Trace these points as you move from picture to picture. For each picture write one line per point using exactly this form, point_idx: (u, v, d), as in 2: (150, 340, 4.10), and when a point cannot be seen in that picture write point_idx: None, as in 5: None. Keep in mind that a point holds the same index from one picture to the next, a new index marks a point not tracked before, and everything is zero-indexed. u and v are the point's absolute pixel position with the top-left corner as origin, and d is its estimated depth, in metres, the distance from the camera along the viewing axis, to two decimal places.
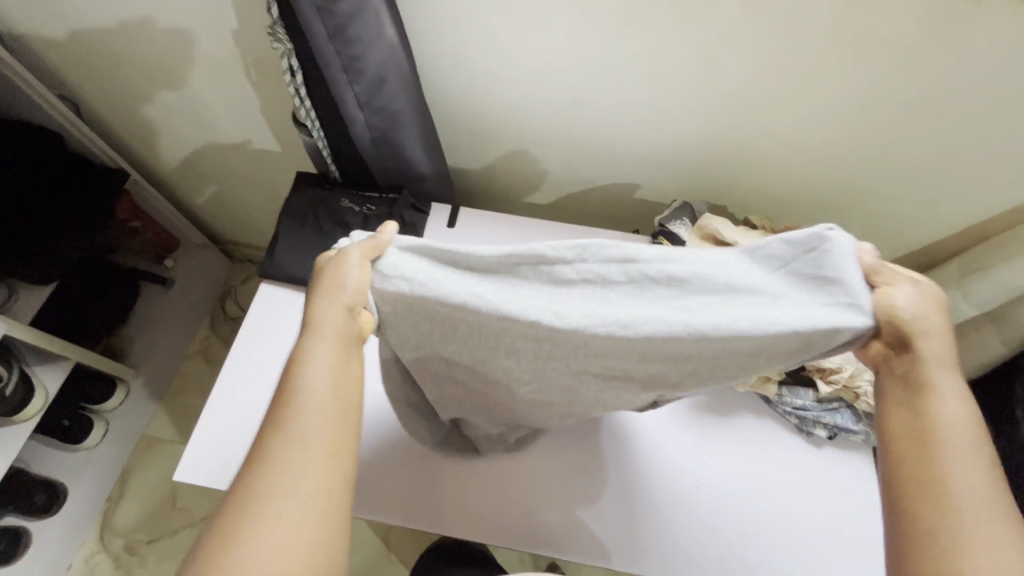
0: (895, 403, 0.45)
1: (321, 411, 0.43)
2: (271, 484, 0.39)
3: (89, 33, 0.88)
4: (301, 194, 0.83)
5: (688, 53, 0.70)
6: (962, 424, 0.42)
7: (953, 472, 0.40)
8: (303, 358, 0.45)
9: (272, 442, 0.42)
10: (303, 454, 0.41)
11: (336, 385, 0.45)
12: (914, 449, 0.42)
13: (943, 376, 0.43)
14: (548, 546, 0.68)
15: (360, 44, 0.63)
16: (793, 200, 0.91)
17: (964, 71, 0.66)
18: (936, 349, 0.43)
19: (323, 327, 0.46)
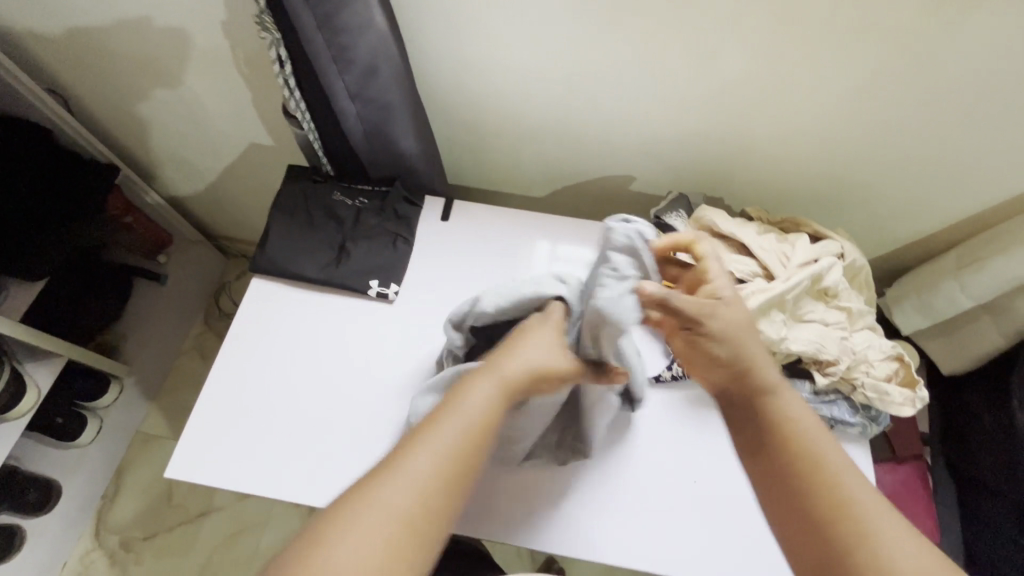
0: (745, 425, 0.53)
1: (456, 444, 0.46)
2: (385, 493, 0.43)
3: (76, 26, 0.86)
4: (292, 187, 0.81)
5: (684, 43, 0.69)
6: (801, 424, 0.50)
7: (817, 477, 0.47)
8: (467, 386, 0.50)
9: (413, 445, 0.46)
10: (422, 477, 0.44)
11: (477, 433, 0.47)
12: (775, 473, 0.49)
13: (775, 388, 0.53)
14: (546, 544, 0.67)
15: (349, 33, 0.62)
16: (790, 193, 0.90)
17: (962, 61, 0.65)
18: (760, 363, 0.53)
19: (501, 372, 0.51)
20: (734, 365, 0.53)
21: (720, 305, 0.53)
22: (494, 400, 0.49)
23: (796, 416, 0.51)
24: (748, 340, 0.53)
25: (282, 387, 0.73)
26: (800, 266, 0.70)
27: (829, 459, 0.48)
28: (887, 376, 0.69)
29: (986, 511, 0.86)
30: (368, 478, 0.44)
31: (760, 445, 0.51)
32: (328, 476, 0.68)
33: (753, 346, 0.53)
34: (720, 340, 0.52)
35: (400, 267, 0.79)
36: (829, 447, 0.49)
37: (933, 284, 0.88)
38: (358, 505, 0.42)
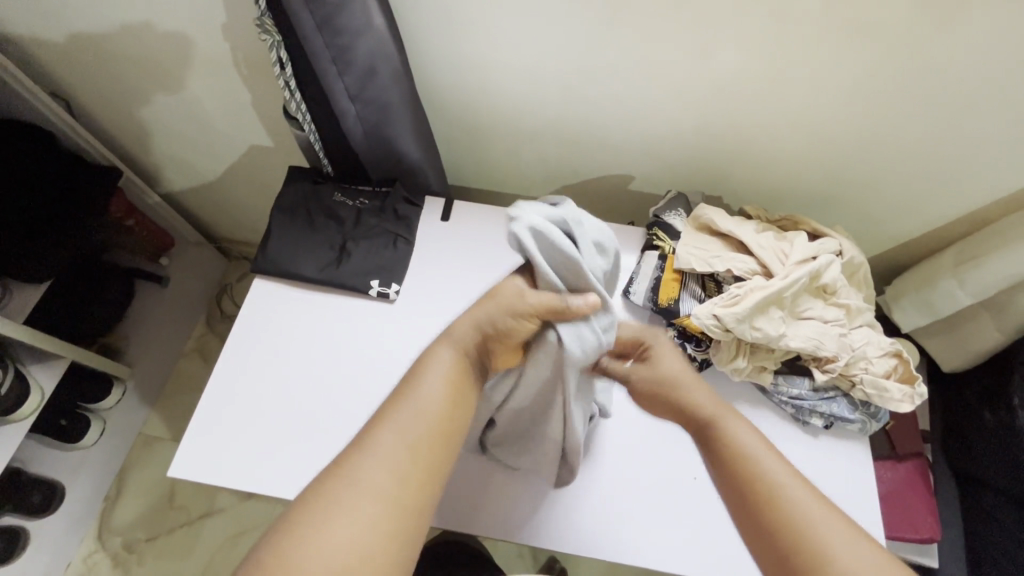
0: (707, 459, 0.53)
1: (428, 413, 0.47)
2: (362, 475, 0.42)
3: (79, 33, 0.87)
4: (294, 188, 0.82)
5: (682, 44, 0.69)
6: (753, 448, 0.50)
7: (758, 497, 0.47)
8: (427, 357, 0.51)
9: (380, 426, 0.46)
10: (397, 454, 0.44)
11: (448, 400, 0.48)
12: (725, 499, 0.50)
13: (718, 418, 0.53)
14: (546, 542, 0.67)
15: (348, 35, 0.63)
16: (789, 190, 0.90)
17: (957, 60, 0.66)
18: (697, 402, 0.55)
19: (455, 335, 0.52)
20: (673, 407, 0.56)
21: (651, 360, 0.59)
22: (455, 366, 0.51)
23: (739, 440, 0.51)
24: (675, 386, 0.56)
25: (284, 388, 0.73)
26: (799, 263, 0.70)
27: (773, 477, 0.48)
28: (886, 372, 0.69)
29: (988, 508, 0.86)
30: (340, 464, 0.43)
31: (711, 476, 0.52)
32: None
33: (690, 387, 0.56)
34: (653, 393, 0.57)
35: (400, 267, 0.79)
36: (771, 465, 0.48)
37: (931, 281, 0.89)
38: (335, 490, 0.42)
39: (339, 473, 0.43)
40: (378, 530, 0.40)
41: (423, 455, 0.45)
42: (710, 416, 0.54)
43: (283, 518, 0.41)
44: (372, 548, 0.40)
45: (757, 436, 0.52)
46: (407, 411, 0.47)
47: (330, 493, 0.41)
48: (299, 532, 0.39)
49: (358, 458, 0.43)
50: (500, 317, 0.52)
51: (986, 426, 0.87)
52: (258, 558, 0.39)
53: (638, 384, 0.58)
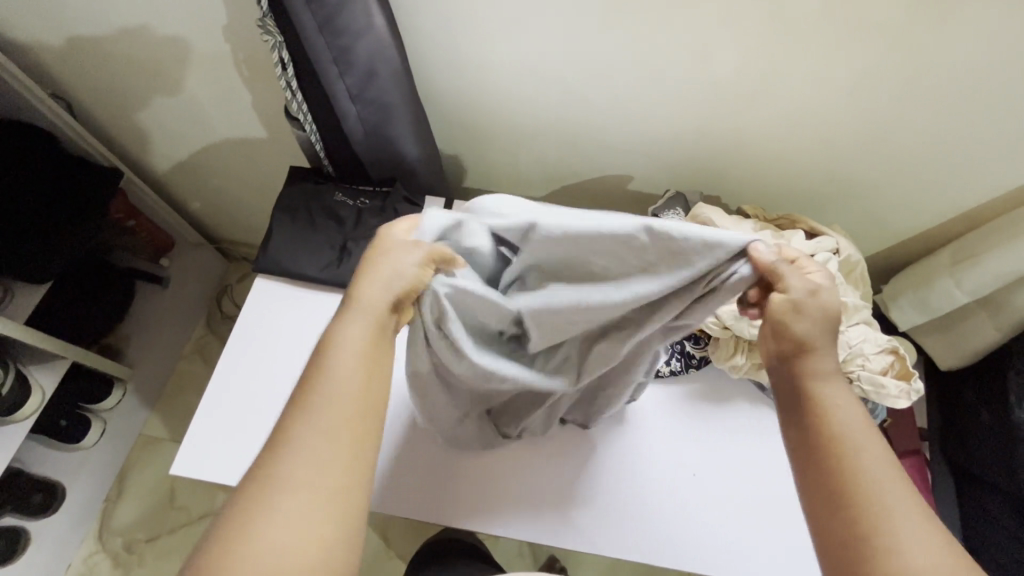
0: (793, 414, 0.49)
1: (346, 392, 0.45)
2: (286, 473, 0.42)
3: (81, 36, 0.88)
4: (295, 188, 0.82)
5: (678, 46, 0.70)
6: (856, 423, 0.46)
7: (845, 471, 0.45)
8: (336, 331, 0.48)
9: (295, 419, 0.44)
10: (319, 445, 0.43)
11: (363, 370, 0.46)
12: (810, 457, 0.47)
13: (829, 382, 0.48)
14: (545, 536, 0.68)
15: (349, 36, 0.64)
16: (786, 190, 0.91)
17: (950, 61, 0.67)
18: (819, 352, 0.48)
19: (364, 304, 0.48)
20: (794, 347, 0.49)
21: (820, 290, 0.48)
22: (370, 333, 0.48)
23: (843, 410, 0.47)
24: (820, 329, 0.48)
25: (287, 386, 0.74)
26: None
27: (866, 456, 0.45)
28: (883, 369, 0.69)
29: (986, 505, 0.87)
30: (263, 467, 0.42)
31: (798, 428, 0.48)
32: None
33: (828, 336, 0.49)
34: (799, 325, 0.48)
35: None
36: (872, 444, 0.45)
37: (928, 279, 0.89)
38: (260, 495, 0.41)
39: (262, 476, 0.42)
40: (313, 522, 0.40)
41: (346, 437, 0.44)
42: (819, 374, 0.48)
43: (217, 520, 0.41)
44: (309, 540, 0.40)
45: (861, 409, 0.48)
46: (322, 395, 0.45)
47: (257, 498, 0.41)
48: (232, 543, 0.39)
49: (278, 456, 0.42)
50: (399, 270, 0.48)
51: (983, 424, 0.87)
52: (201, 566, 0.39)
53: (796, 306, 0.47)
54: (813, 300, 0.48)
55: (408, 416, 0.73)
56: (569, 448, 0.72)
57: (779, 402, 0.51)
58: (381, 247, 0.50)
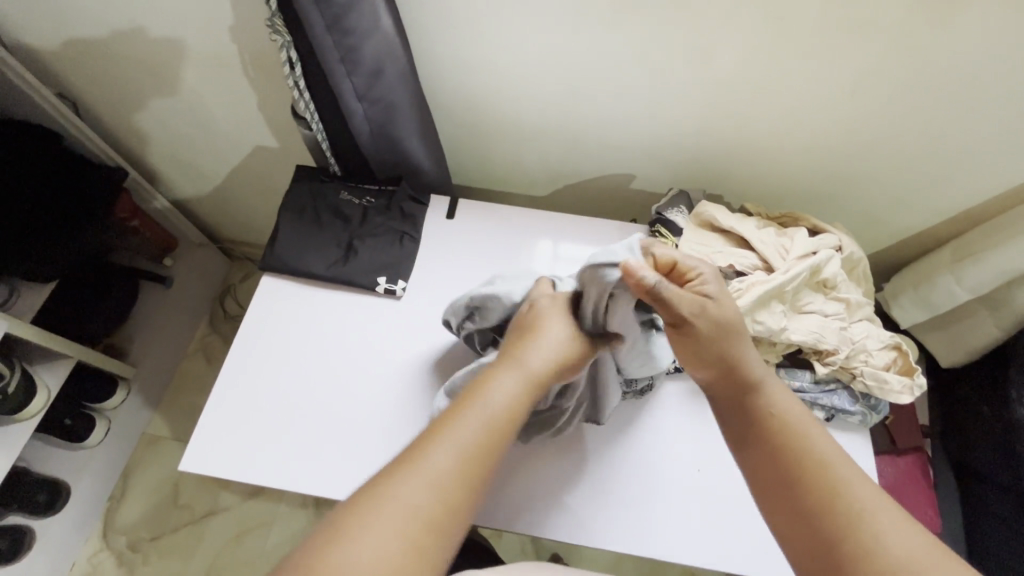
0: (740, 421, 0.52)
1: (480, 434, 0.47)
2: (400, 491, 0.42)
3: (87, 36, 0.88)
4: (301, 186, 0.83)
5: (682, 45, 0.71)
6: (798, 419, 0.50)
7: (801, 469, 0.47)
8: (489, 381, 0.51)
9: (425, 445, 0.45)
10: (443, 475, 0.44)
11: (505, 422, 0.49)
12: (767, 462, 0.49)
13: (762, 385, 0.52)
14: (552, 532, 0.68)
15: (357, 35, 0.64)
16: (789, 188, 0.91)
17: (952, 59, 0.67)
18: (739, 362, 0.53)
19: (523, 364, 0.53)
20: (716, 362, 0.53)
21: (711, 303, 0.52)
22: (517, 393, 0.51)
23: (784, 410, 0.51)
24: (729, 338, 0.53)
25: (293, 383, 0.74)
26: (799, 258, 0.71)
27: (818, 451, 0.48)
28: (886, 365, 0.70)
29: (986, 501, 0.88)
30: (394, 470, 0.43)
31: (748, 436, 0.51)
32: (340, 468, 0.69)
33: (743, 344, 0.53)
34: (708, 339, 0.52)
35: (405, 265, 0.80)
36: (817, 438, 0.49)
37: (930, 277, 0.90)
38: (374, 500, 0.41)
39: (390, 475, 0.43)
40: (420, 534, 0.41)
41: (475, 476, 0.45)
42: (753, 380, 0.52)
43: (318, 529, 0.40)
44: (408, 552, 0.40)
45: (797, 405, 0.52)
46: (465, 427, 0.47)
47: (379, 494, 0.42)
48: (348, 531, 0.39)
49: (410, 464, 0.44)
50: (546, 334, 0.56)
51: (985, 420, 0.88)
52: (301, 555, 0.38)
53: (693, 323, 0.52)
54: (705, 315, 0.52)
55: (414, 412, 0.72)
56: (575, 446, 0.72)
57: (724, 413, 0.54)
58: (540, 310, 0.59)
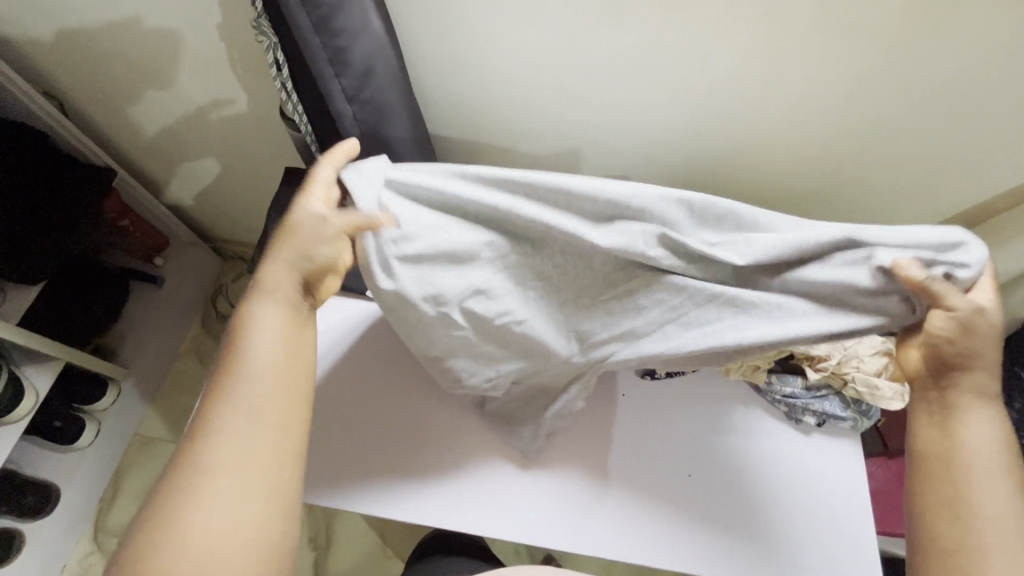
0: (928, 420, 0.56)
1: (263, 375, 0.51)
2: (213, 458, 0.48)
3: (76, 34, 0.87)
4: (290, 189, 0.82)
5: (675, 47, 0.70)
6: (987, 444, 0.53)
7: (970, 489, 0.53)
8: (251, 318, 0.53)
9: (217, 408, 0.50)
10: (248, 425, 0.49)
11: (282, 352, 0.53)
12: (939, 465, 0.54)
13: (973, 401, 0.54)
14: (519, 531, 0.68)
15: (345, 36, 0.63)
16: (784, 192, 0.91)
17: (944, 63, 0.67)
18: (976, 369, 0.53)
19: (272, 288, 0.53)
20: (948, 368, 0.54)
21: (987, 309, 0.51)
22: (283, 317, 0.53)
23: (977, 432, 0.53)
24: (973, 353, 0.52)
25: None
26: None
27: (989, 480, 0.53)
28: (879, 370, 0.69)
29: None
30: (196, 449, 0.48)
31: (934, 436, 0.55)
32: (317, 469, 0.70)
33: (983, 361, 0.53)
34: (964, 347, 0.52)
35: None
36: (998, 467, 0.53)
37: None
38: (188, 472, 0.47)
39: (191, 467, 0.48)
40: (241, 503, 0.47)
41: (271, 415, 0.50)
42: (971, 398, 0.54)
43: (149, 512, 0.47)
44: (241, 510, 0.47)
45: (999, 432, 0.54)
46: (241, 382, 0.51)
47: (190, 481, 0.47)
48: (169, 521, 0.46)
49: (202, 443, 0.48)
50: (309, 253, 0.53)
51: None
52: (134, 550, 0.46)
53: (970, 323, 0.51)
54: (984, 316, 0.51)
55: (360, 406, 0.74)
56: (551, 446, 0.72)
57: (915, 402, 0.57)
58: (291, 222, 0.53)
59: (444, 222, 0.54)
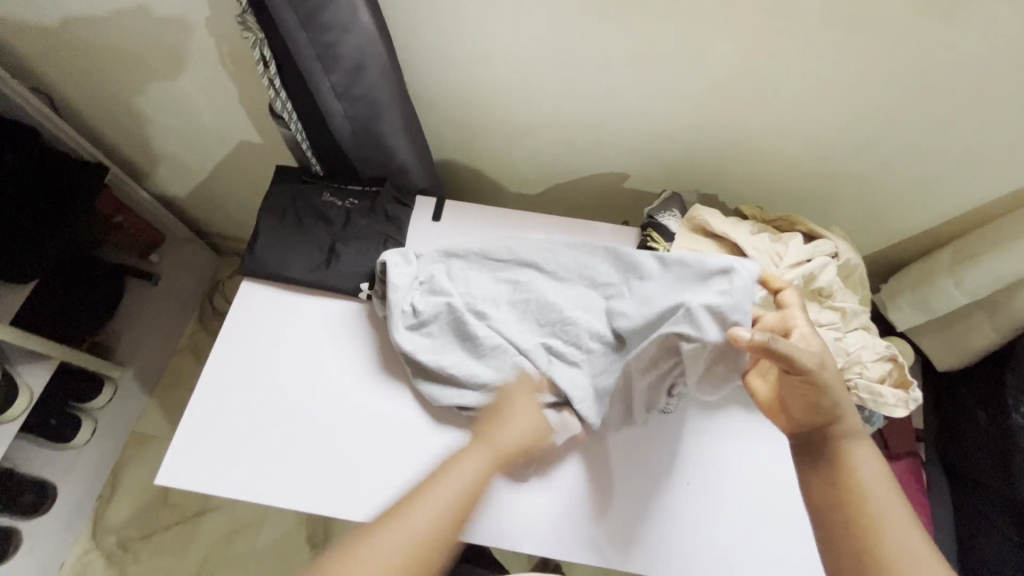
0: (813, 469, 0.57)
1: (449, 499, 0.57)
2: (370, 552, 0.53)
3: (62, 29, 0.85)
4: (281, 188, 0.81)
5: (675, 41, 0.68)
6: (876, 482, 0.54)
7: (874, 528, 0.51)
8: (461, 454, 0.61)
9: (399, 510, 0.56)
10: (412, 535, 0.54)
11: (468, 494, 0.58)
12: (838, 511, 0.54)
13: (853, 440, 0.56)
14: (532, 544, 0.66)
15: (333, 32, 0.61)
16: (786, 190, 0.89)
17: (954, 57, 0.65)
18: (843, 414, 0.56)
19: (493, 440, 0.62)
20: (819, 414, 0.56)
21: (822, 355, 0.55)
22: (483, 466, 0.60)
23: (863, 469, 0.55)
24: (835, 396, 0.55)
25: (276, 393, 0.72)
26: (793, 266, 0.70)
27: (888, 516, 0.52)
28: (881, 377, 0.68)
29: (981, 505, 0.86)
30: (360, 540, 0.54)
31: (826, 483, 0.56)
32: (313, 479, 0.67)
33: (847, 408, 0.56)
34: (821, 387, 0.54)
35: (384, 256, 0.73)
36: (891, 504, 0.53)
37: (928, 279, 0.88)
38: (345, 555, 0.52)
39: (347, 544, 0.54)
40: None
41: (433, 537, 0.55)
42: (849, 440, 0.56)
43: None
44: None
45: (884, 470, 0.55)
46: (427, 497, 0.57)
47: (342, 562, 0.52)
48: None
49: (370, 535, 0.54)
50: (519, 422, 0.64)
51: (979, 423, 0.87)
52: None
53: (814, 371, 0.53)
54: (826, 365, 0.54)
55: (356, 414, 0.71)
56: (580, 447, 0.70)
57: (799, 457, 0.59)
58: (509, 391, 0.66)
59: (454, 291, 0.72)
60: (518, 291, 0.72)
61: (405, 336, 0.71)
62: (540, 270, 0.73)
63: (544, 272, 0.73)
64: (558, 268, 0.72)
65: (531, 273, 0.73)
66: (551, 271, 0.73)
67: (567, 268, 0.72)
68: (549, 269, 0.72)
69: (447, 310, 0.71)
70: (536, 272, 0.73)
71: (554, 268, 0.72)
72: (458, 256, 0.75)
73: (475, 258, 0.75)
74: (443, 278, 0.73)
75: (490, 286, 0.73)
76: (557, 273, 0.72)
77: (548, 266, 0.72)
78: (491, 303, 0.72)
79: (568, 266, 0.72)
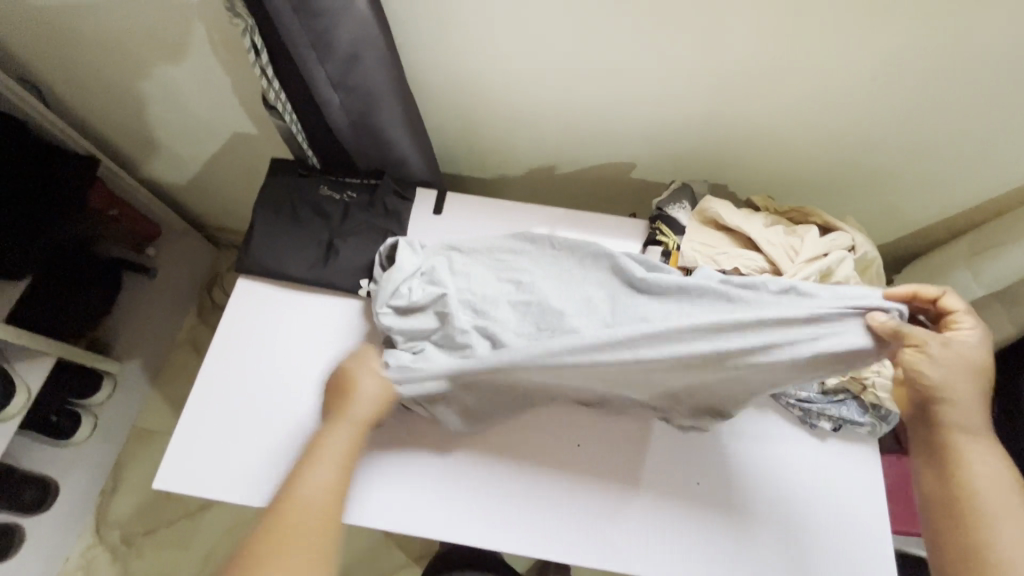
0: (927, 461, 0.55)
1: (324, 474, 0.59)
2: (284, 528, 0.55)
3: (46, 16, 0.82)
4: (278, 181, 0.78)
5: (688, 24, 0.64)
6: (993, 478, 0.52)
7: (987, 526, 0.50)
8: (324, 436, 0.61)
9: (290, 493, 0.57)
10: (305, 512, 0.56)
11: (339, 468, 0.60)
12: (951, 506, 0.52)
13: (970, 433, 0.53)
14: (547, 545, 0.65)
15: (327, 19, 0.58)
16: (798, 180, 0.86)
17: (981, 39, 0.62)
18: (961, 407, 0.52)
19: (349, 416, 0.62)
20: (937, 407, 0.53)
21: (954, 341, 0.52)
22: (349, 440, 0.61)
23: (979, 464, 0.52)
24: (959, 387, 0.52)
25: (276, 394, 0.70)
26: (808, 261, 0.68)
27: (1002, 513, 0.50)
28: None
29: None
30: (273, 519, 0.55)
31: (937, 475, 0.53)
32: None
33: (968, 401, 0.52)
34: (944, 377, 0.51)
35: (393, 239, 0.73)
36: (1007, 500, 0.51)
37: (944, 271, 0.85)
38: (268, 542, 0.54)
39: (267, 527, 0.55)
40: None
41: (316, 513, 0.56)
42: (964, 433, 0.52)
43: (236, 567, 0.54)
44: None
45: (1000, 462, 0.52)
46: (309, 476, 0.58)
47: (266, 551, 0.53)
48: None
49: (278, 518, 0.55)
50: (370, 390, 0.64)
51: (993, 417, 0.86)
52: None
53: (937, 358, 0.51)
54: (949, 350, 0.52)
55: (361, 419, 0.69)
56: (528, 444, 0.69)
57: (913, 445, 0.56)
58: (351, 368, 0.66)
59: (450, 282, 0.69)
60: (512, 283, 0.69)
61: (389, 315, 0.69)
62: (538, 266, 0.71)
63: (541, 265, 0.71)
64: (554, 262, 0.71)
65: (527, 266, 0.71)
66: (548, 266, 0.70)
67: (563, 262, 0.70)
68: (546, 262, 0.71)
69: (440, 304, 0.68)
70: (531, 265, 0.71)
71: (552, 262, 0.71)
72: (459, 247, 0.73)
73: (476, 249, 0.73)
74: (439, 269, 0.70)
75: (492, 284, 0.70)
76: (556, 268, 0.70)
77: (547, 261, 0.71)
78: (493, 304, 0.68)
79: (560, 258, 0.71)
